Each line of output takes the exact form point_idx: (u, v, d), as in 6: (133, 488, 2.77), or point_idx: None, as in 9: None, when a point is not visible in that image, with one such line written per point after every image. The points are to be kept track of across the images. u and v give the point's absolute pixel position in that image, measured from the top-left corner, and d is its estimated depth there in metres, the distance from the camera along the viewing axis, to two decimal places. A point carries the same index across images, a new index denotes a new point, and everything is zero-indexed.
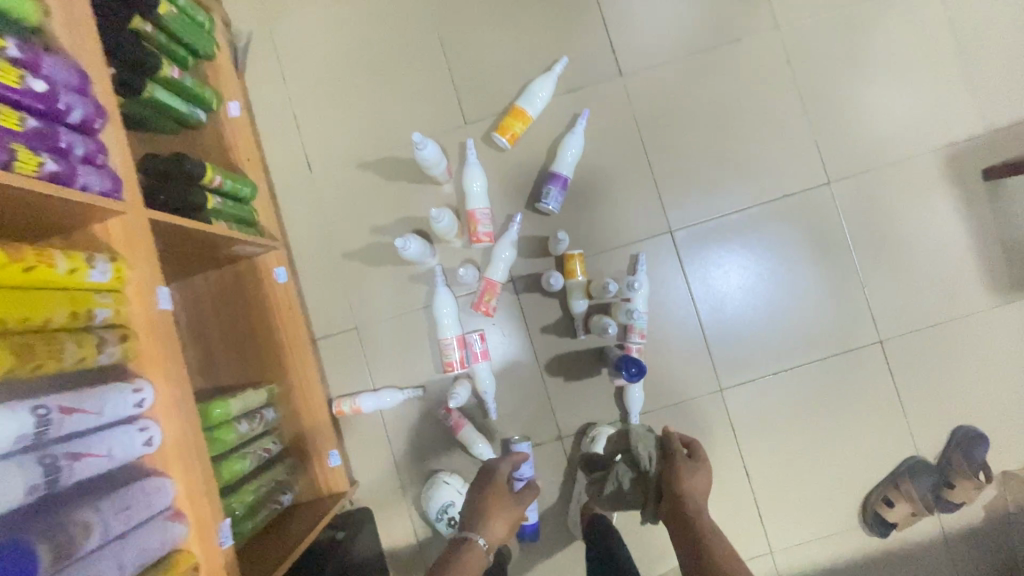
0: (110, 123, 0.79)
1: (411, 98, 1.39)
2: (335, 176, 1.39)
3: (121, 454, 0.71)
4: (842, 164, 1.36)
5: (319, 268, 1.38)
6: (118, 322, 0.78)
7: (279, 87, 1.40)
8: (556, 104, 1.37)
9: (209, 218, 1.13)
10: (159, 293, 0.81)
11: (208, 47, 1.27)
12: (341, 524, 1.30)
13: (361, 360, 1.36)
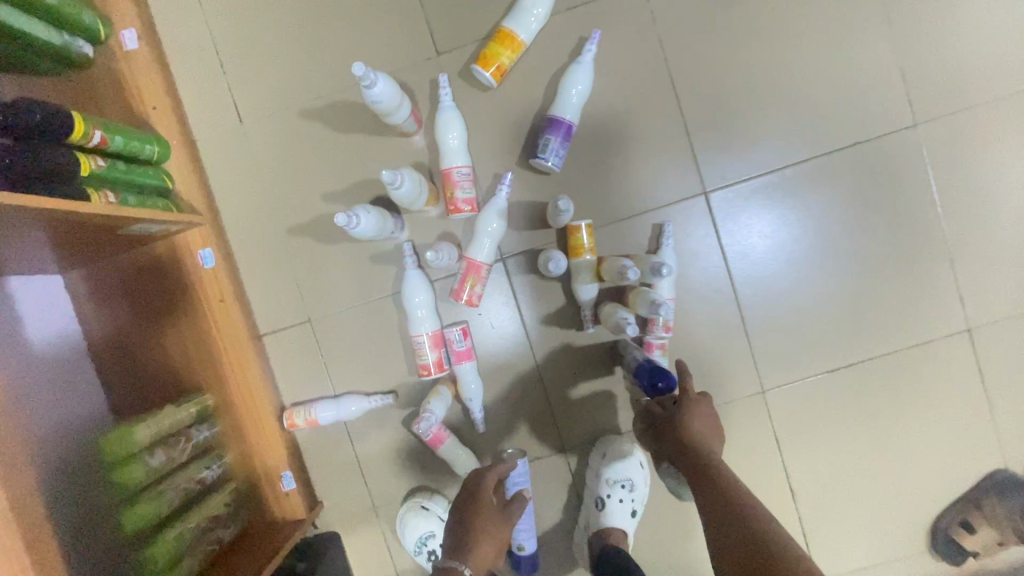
0: None
1: (366, 22, 1.06)
2: (272, 129, 1.08)
3: None
4: (934, 100, 1.03)
5: (259, 247, 1.10)
6: None
7: (192, 10, 1.07)
8: (557, 25, 1.04)
9: (87, 186, 0.84)
10: None
11: None
12: (302, 554, 1.09)
13: (317, 361, 1.10)
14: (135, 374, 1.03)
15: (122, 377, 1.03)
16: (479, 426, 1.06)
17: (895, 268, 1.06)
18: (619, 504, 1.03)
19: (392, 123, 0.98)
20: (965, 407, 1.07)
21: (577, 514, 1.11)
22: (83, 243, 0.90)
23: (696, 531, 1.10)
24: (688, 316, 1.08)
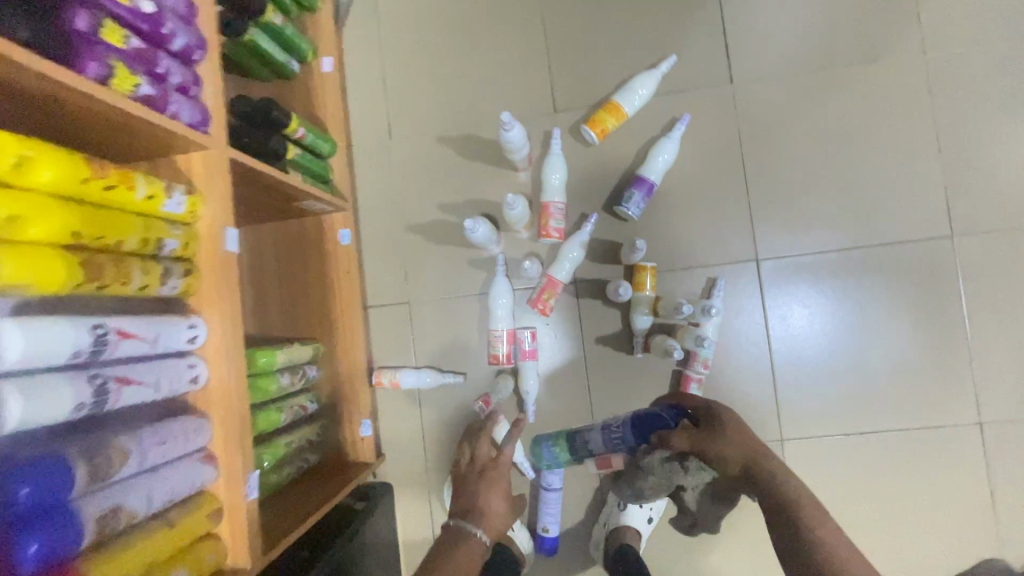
0: (208, 57, 0.79)
1: (503, 78, 1.33)
2: (413, 147, 1.36)
3: (167, 388, 0.69)
4: (970, 217, 1.19)
5: (381, 235, 1.36)
6: (184, 256, 0.76)
7: (371, 48, 1.38)
8: (655, 104, 1.28)
9: (287, 167, 1.11)
10: (227, 230, 0.79)
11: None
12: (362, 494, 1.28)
13: (407, 336, 1.33)
14: (266, 316, 1.28)
15: (255, 318, 1.28)
16: (525, 416, 1.18)
17: (917, 358, 1.20)
18: (638, 509, 1.17)
19: (511, 159, 1.23)
20: (969, 493, 1.17)
21: (597, 516, 1.25)
22: (265, 207, 1.18)
23: (703, 555, 1.21)
24: (724, 362, 1.24)
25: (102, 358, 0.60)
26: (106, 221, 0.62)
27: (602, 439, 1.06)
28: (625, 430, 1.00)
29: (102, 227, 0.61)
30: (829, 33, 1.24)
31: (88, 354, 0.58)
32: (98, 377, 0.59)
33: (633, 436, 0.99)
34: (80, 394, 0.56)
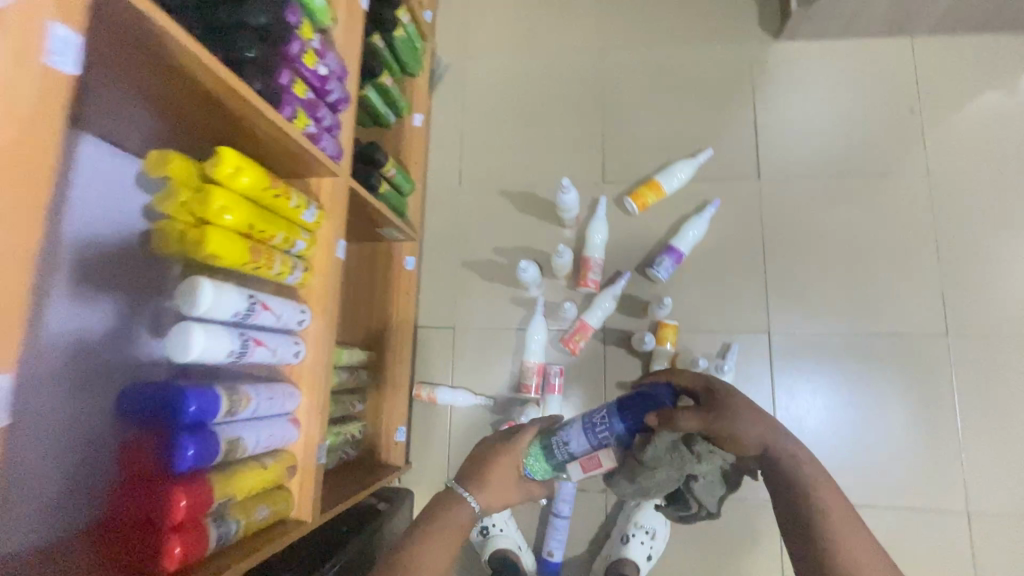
0: (349, 108, 1.02)
1: (562, 149, 1.56)
2: (478, 196, 1.58)
3: (280, 357, 0.86)
4: (964, 320, 1.33)
5: (439, 266, 1.55)
6: (305, 256, 0.95)
7: (455, 111, 1.63)
8: (691, 187, 1.48)
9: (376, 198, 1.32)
10: (340, 241, 0.98)
11: (417, 67, 1.49)
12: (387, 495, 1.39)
13: (448, 357, 1.49)
14: None
15: None
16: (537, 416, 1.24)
17: (911, 440, 1.30)
18: (639, 545, 1.25)
19: (562, 218, 1.45)
20: None
21: (600, 548, 1.34)
22: (350, 229, 1.38)
23: None
24: None
25: (248, 322, 0.78)
26: (269, 220, 0.81)
27: (587, 440, 0.83)
28: (611, 421, 0.82)
29: (266, 223, 0.81)
30: (846, 148, 1.45)
31: (242, 316, 0.76)
32: (244, 336, 0.76)
33: (620, 423, 0.81)
34: (232, 345, 0.73)
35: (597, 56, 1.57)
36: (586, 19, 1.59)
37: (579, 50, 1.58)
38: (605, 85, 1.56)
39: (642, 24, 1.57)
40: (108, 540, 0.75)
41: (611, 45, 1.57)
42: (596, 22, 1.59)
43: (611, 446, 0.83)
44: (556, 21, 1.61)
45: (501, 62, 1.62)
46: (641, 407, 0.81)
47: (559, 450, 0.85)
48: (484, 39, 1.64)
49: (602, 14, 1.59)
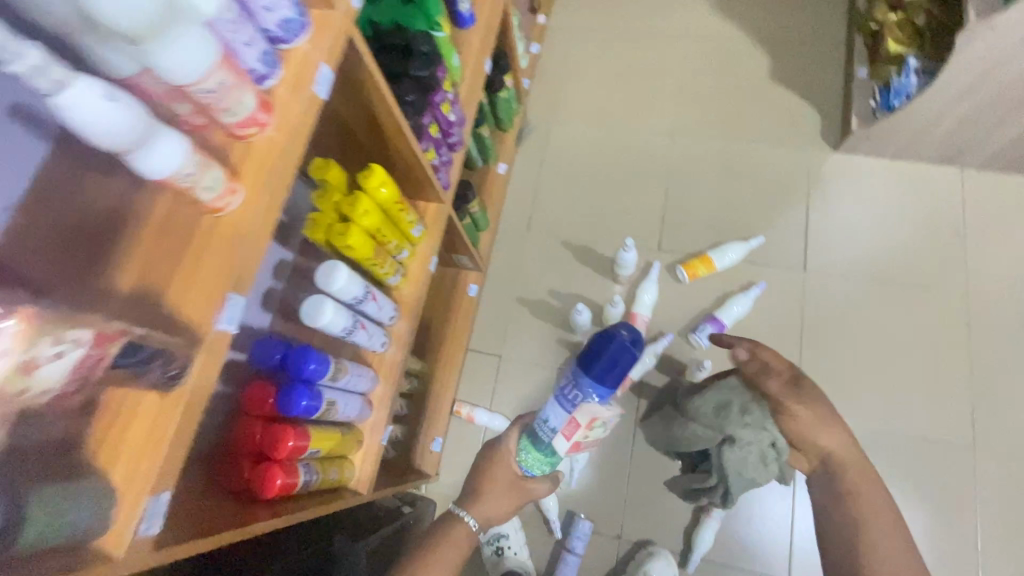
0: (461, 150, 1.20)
1: (626, 213, 1.71)
2: (542, 241, 1.72)
3: (372, 344, 0.99)
4: (991, 437, 1.39)
5: (496, 299, 1.68)
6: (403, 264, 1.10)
7: (533, 164, 1.80)
8: (741, 268, 1.59)
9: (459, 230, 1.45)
10: (433, 257, 1.13)
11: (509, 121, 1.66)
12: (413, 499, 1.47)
13: (491, 383, 1.61)
14: None
15: None
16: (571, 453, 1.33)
17: (927, 543, 1.35)
18: None
19: (618, 274, 1.60)
20: None
21: None
22: None
23: None
24: (755, 495, 1.39)
25: (360, 307, 0.93)
26: (391, 228, 0.98)
27: (561, 412, 1.00)
28: (577, 381, 0.98)
29: (389, 230, 0.97)
30: (891, 257, 1.56)
31: (359, 301, 0.91)
32: (356, 318, 0.91)
33: (585, 381, 0.97)
34: (348, 323, 0.88)
35: (669, 138, 1.76)
36: (665, 106, 1.79)
37: (654, 131, 1.77)
38: (673, 165, 1.73)
39: (714, 118, 1.75)
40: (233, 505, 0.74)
41: (683, 131, 1.75)
42: (672, 110, 1.78)
43: (583, 402, 0.99)
44: (637, 103, 1.80)
45: (582, 129, 1.81)
46: (598, 360, 0.96)
47: (543, 432, 1.02)
48: (571, 108, 1.84)
49: (679, 103, 1.78)
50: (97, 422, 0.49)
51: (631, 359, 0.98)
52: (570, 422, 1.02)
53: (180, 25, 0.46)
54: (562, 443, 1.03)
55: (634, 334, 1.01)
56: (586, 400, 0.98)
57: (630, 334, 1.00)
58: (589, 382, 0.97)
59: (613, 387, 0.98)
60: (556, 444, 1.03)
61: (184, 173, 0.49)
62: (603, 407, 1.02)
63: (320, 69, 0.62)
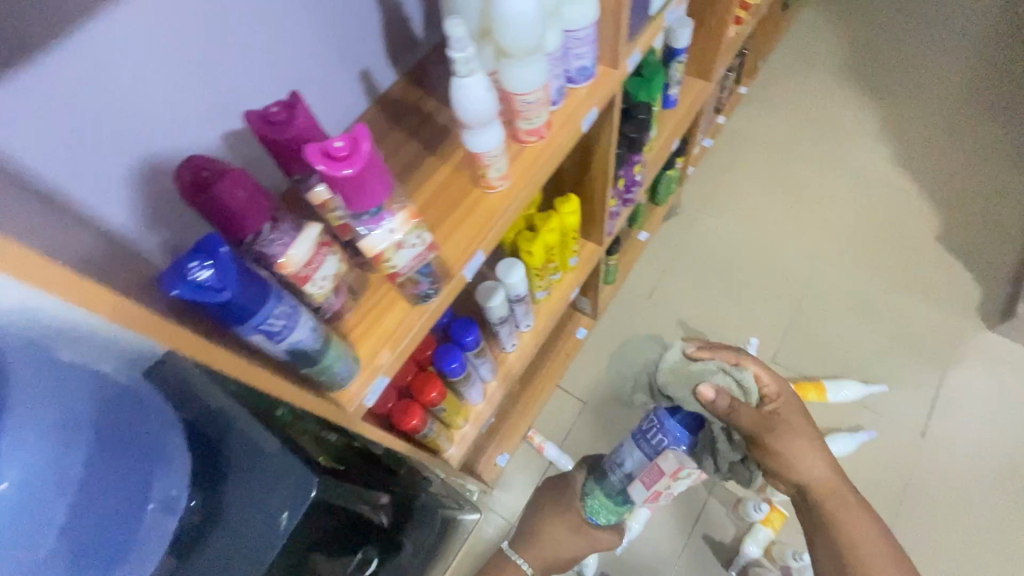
0: (630, 207, 1.31)
1: (751, 315, 1.70)
2: (658, 312, 1.74)
3: (506, 340, 1.10)
4: None
5: (597, 349, 1.71)
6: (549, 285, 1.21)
7: (672, 240, 1.84)
8: (854, 409, 1.54)
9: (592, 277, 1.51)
10: (575, 288, 1.23)
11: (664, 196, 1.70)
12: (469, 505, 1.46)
13: (566, 425, 1.62)
14: None
15: None
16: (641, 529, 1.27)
17: None
18: None
19: None
20: None
21: None
22: None
23: None
24: None
25: (514, 305, 1.04)
26: (560, 251, 1.10)
27: (639, 455, 0.90)
28: (658, 421, 0.84)
29: (558, 252, 1.09)
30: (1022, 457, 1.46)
31: (517, 300, 1.02)
32: (509, 312, 1.02)
33: (668, 426, 0.83)
34: (503, 313, 0.99)
35: (814, 262, 1.76)
36: (818, 230, 1.81)
37: (801, 249, 1.78)
38: (812, 287, 1.72)
39: (864, 258, 1.75)
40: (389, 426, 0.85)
41: (829, 260, 1.76)
42: (823, 236, 1.80)
43: (668, 448, 0.84)
44: (791, 220, 1.83)
45: (730, 224, 1.85)
46: (673, 416, 0.83)
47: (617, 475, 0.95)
48: (724, 202, 1.89)
49: (832, 233, 1.80)
50: (359, 308, 0.63)
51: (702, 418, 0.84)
52: (652, 468, 0.86)
53: (538, 54, 0.62)
54: (637, 486, 0.91)
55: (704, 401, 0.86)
56: (671, 449, 0.83)
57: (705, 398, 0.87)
58: (672, 424, 0.82)
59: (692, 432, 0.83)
60: (634, 485, 0.92)
61: (493, 154, 0.64)
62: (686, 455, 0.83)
63: (591, 109, 0.76)
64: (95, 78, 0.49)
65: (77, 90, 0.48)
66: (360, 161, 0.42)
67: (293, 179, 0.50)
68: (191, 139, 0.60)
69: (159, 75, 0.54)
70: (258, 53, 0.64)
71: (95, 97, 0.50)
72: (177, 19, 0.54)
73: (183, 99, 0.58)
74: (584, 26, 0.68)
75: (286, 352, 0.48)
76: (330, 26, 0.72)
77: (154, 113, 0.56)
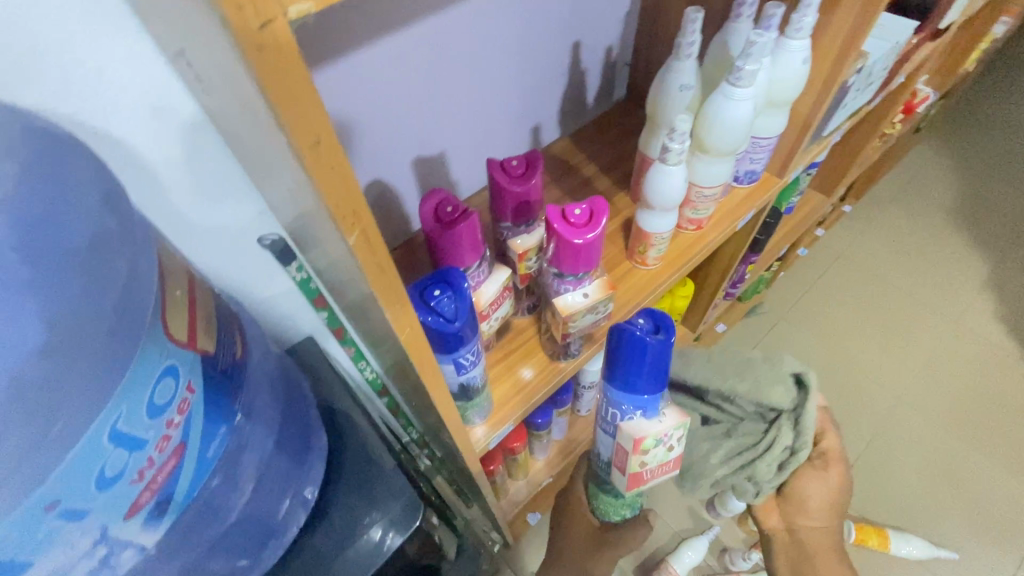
0: (728, 299, 1.28)
1: None
2: None
3: (584, 406, 1.08)
4: None
5: None
6: None
7: (749, 339, 1.73)
8: (915, 570, 1.39)
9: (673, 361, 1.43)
10: None
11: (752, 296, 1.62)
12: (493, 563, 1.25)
13: None
14: None
15: None
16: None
17: None
18: None
19: None
20: None
21: None
22: None
23: None
24: None
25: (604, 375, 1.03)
26: None
27: (604, 437, 0.60)
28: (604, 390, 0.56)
29: None
30: None
31: None
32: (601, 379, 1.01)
33: (619, 396, 0.53)
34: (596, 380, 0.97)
35: (896, 400, 1.64)
36: (903, 366, 1.70)
37: (884, 383, 1.67)
38: (889, 425, 1.60)
39: (952, 410, 1.62)
40: (485, 461, 0.86)
41: (913, 404, 1.63)
42: (910, 376, 1.68)
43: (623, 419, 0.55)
44: (878, 353, 1.73)
45: (812, 339, 1.74)
46: (614, 352, 0.51)
47: (604, 464, 0.63)
48: (809, 315, 1.79)
49: (921, 376, 1.68)
50: (499, 349, 0.65)
51: (659, 351, 0.49)
52: (616, 449, 0.57)
53: (731, 156, 0.64)
54: (618, 478, 0.59)
55: (665, 319, 0.51)
56: (628, 405, 0.53)
57: (668, 320, 0.50)
58: (620, 392, 0.53)
59: (649, 382, 0.52)
60: (616, 478, 0.60)
61: (662, 236, 0.67)
62: (653, 415, 0.54)
63: (747, 213, 0.77)
64: (359, 74, 0.56)
65: (352, 68, 0.55)
66: (598, 229, 0.46)
67: (501, 224, 0.53)
68: (393, 146, 0.65)
69: (414, 73, 0.61)
70: (471, 87, 0.69)
71: (350, 91, 0.56)
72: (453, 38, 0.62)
73: (409, 107, 0.63)
74: (771, 135, 0.70)
75: (457, 385, 0.49)
76: (527, 82, 0.77)
77: (385, 112, 0.61)
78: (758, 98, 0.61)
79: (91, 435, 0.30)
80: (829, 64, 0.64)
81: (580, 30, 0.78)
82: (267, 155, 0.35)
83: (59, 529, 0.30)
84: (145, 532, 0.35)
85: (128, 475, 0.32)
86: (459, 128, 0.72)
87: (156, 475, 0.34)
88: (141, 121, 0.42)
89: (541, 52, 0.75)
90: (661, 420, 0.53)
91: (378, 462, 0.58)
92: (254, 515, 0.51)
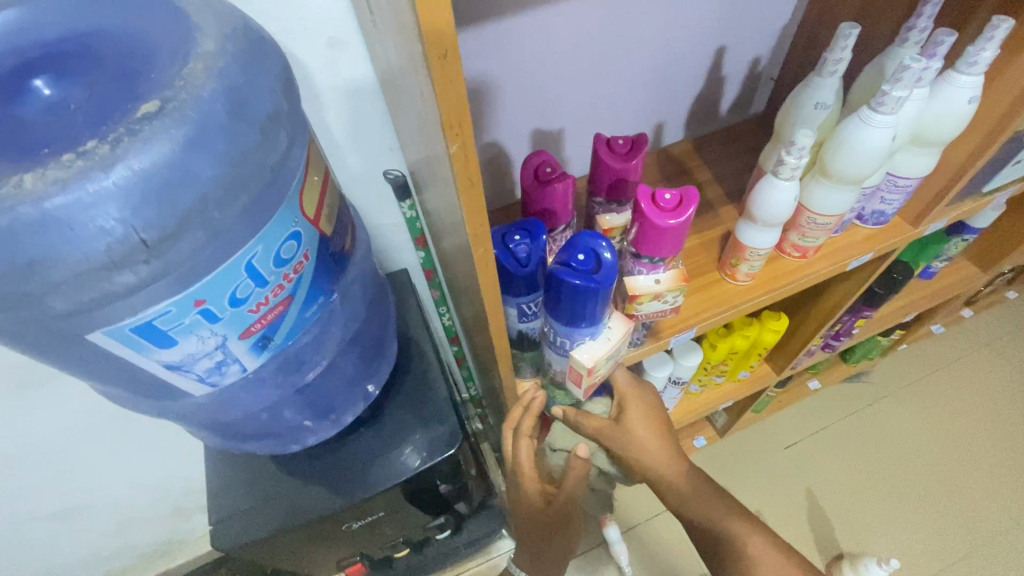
0: (829, 351, 1.17)
1: (904, 532, 1.36)
2: (790, 471, 1.44)
3: None
4: None
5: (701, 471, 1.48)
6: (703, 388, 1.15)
7: (849, 404, 1.54)
8: None
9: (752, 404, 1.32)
10: (727, 401, 1.15)
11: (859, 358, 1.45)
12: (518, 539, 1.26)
13: None
14: None
15: None
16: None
17: None
18: None
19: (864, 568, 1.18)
20: None
21: None
22: None
23: None
24: None
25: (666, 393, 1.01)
26: (737, 363, 1.04)
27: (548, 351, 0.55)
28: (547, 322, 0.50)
29: (734, 363, 1.03)
30: None
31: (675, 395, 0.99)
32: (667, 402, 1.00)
33: (568, 330, 0.49)
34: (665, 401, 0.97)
35: (1014, 526, 1.37)
36: None
37: (1006, 498, 1.40)
38: (993, 545, 1.34)
39: None
40: None
41: None
42: None
43: (575, 346, 0.51)
44: (1006, 466, 1.44)
45: (926, 425, 1.51)
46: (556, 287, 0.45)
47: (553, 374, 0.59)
48: (929, 398, 1.55)
49: None
50: None
51: (604, 292, 0.45)
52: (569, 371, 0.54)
53: (857, 186, 0.60)
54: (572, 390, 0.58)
55: (609, 255, 0.45)
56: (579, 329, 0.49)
57: (610, 255, 0.45)
58: (566, 324, 0.49)
59: (603, 311, 0.48)
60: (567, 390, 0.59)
61: (758, 251, 0.65)
62: (600, 336, 0.51)
63: (865, 253, 0.72)
64: (503, 38, 0.61)
65: (499, 31, 0.61)
66: (682, 218, 0.48)
67: (595, 198, 0.56)
68: (517, 112, 0.70)
69: (551, 48, 0.65)
70: (603, 71, 0.72)
71: (490, 52, 0.62)
72: (596, 22, 0.65)
73: (540, 78, 0.68)
74: (911, 177, 0.64)
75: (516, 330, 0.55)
76: (660, 78, 0.78)
77: (516, 78, 0.66)
78: (902, 129, 0.56)
79: (234, 260, 0.39)
80: (999, 109, 0.58)
81: (729, 34, 0.77)
82: (406, 84, 0.41)
83: (196, 325, 0.39)
84: (249, 357, 0.44)
85: (249, 302, 0.41)
86: (582, 108, 0.75)
87: (268, 312, 0.43)
88: (322, 47, 0.51)
89: (682, 51, 0.76)
90: (613, 339, 0.51)
91: (434, 387, 0.66)
92: (325, 391, 0.59)
